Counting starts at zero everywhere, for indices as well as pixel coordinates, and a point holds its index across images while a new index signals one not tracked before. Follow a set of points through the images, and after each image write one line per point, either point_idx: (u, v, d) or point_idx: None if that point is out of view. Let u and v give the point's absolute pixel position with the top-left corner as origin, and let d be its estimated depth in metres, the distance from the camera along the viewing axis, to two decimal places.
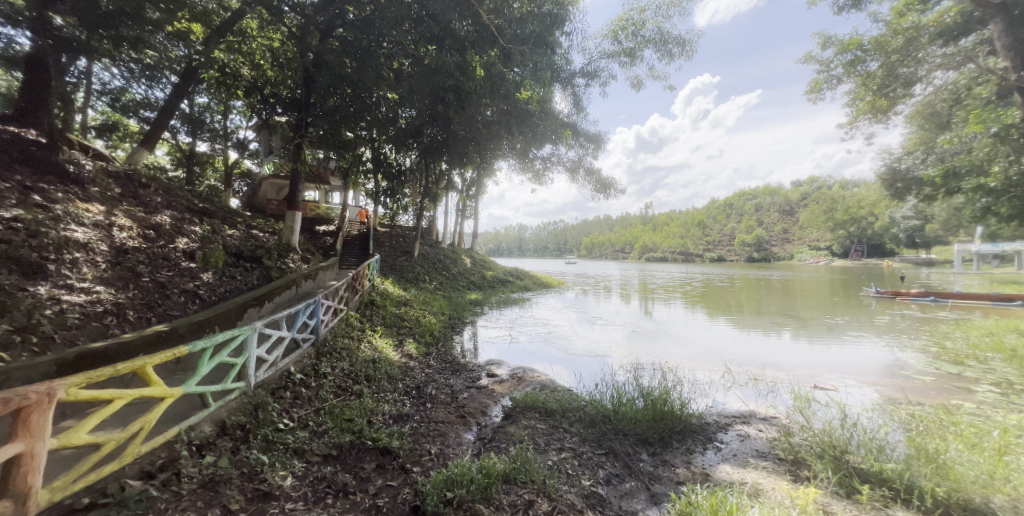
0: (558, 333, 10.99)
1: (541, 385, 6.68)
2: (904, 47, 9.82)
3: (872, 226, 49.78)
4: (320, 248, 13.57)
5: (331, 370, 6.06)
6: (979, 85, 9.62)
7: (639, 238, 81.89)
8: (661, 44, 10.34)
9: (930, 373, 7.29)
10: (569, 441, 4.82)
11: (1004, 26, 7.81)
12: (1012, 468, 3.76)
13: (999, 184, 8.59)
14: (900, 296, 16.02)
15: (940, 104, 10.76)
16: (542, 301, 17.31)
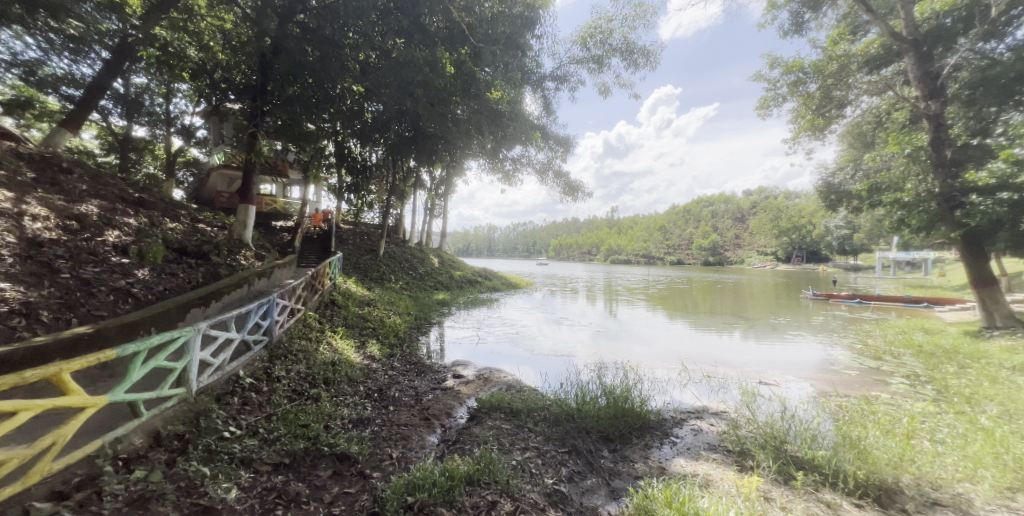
0: (524, 333, 11.19)
1: (507, 385, 6.83)
2: (838, 72, 11.23)
3: (810, 234, 53.19)
4: (277, 245, 13.19)
5: (287, 373, 5.96)
6: (898, 111, 11.11)
7: (605, 240, 83.86)
8: (627, 53, 10.72)
9: (855, 367, 8.01)
10: (533, 441, 4.99)
11: (916, 60, 9.80)
12: (917, 450, 4.28)
13: (912, 199, 9.55)
14: (832, 298, 17.36)
15: (866, 125, 12.09)
16: (510, 301, 17.50)
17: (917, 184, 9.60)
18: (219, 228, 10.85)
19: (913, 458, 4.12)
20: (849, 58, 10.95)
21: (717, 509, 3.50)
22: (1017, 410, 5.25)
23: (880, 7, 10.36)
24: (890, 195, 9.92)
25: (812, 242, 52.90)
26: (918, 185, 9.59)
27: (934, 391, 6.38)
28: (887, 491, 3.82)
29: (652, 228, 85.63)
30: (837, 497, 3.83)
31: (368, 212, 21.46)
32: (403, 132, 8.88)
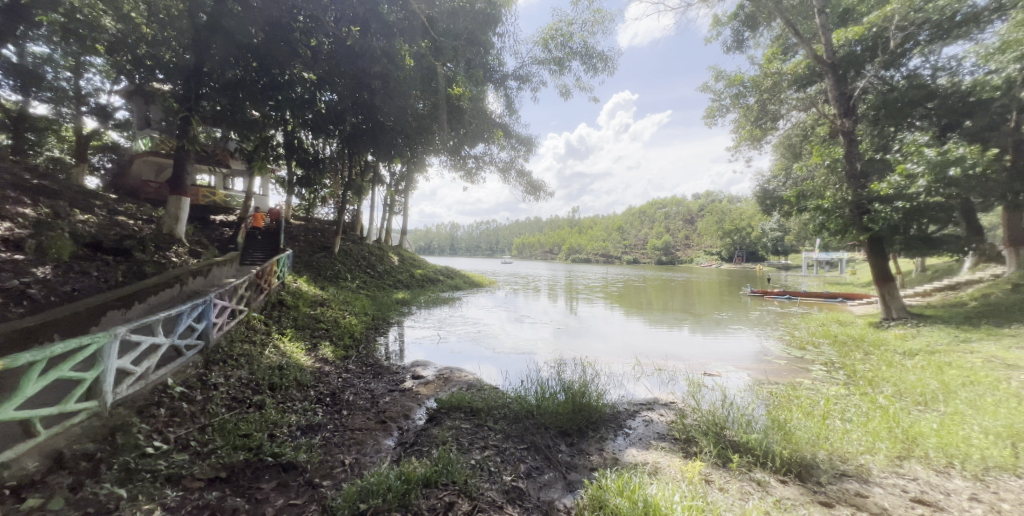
0: (487, 332, 11.31)
1: (467, 385, 6.91)
2: (771, 88, 12.15)
3: (749, 236, 56.86)
4: (216, 242, 12.57)
5: (226, 382, 5.74)
6: (820, 126, 12.33)
7: (567, 240, 85.48)
8: (587, 57, 11.04)
9: (784, 356, 8.78)
10: (492, 438, 5.12)
11: (833, 82, 10.41)
12: (831, 428, 4.81)
13: (831, 205, 10.49)
14: (766, 293, 18.71)
15: (795, 137, 13.41)
16: (472, 300, 17.46)
17: (836, 193, 10.55)
18: (143, 222, 10.22)
19: (829, 438, 4.59)
20: (779, 76, 11.81)
21: (664, 493, 3.68)
22: (907, 390, 6.07)
23: (807, 32, 11.40)
24: (812, 202, 10.87)
25: (755, 242, 56.41)
26: (837, 194, 10.54)
27: (842, 375, 7.22)
28: (808, 466, 4.21)
29: (611, 228, 88.06)
30: (767, 476, 4.13)
31: (321, 207, 20.76)
32: (358, 123, 8.69)
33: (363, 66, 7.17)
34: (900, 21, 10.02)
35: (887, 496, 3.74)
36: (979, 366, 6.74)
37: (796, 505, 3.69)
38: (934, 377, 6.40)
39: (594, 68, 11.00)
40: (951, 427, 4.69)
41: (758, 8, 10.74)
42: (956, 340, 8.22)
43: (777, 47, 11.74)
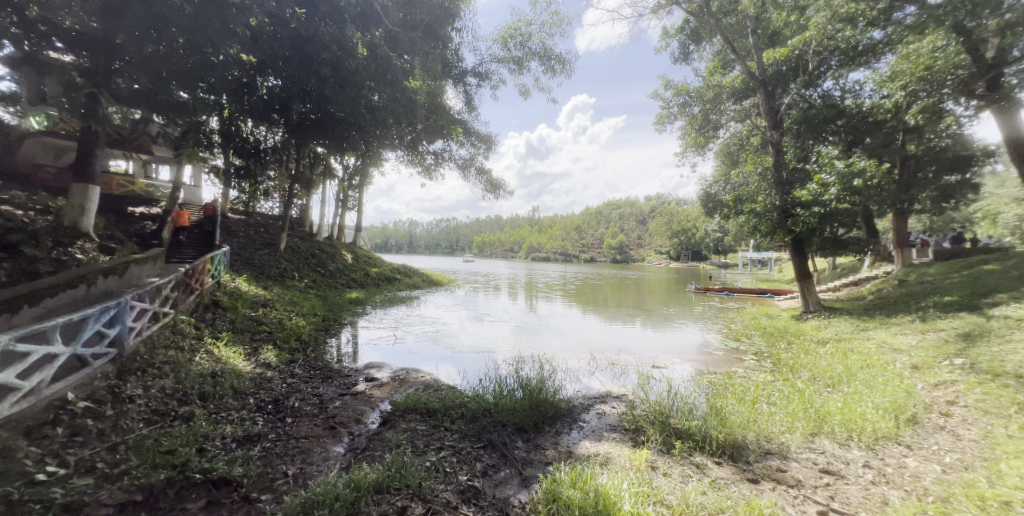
0: (445, 331, 11.29)
1: (424, 385, 6.88)
2: (713, 98, 13.34)
3: (692, 236, 59.66)
4: (134, 235, 11.69)
5: (146, 393, 5.24)
6: (753, 137, 13.39)
7: (526, 238, 86.31)
8: (546, 58, 11.28)
9: (723, 348, 9.44)
10: (449, 439, 4.99)
11: (765, 97, 11.31)
12: (759, 411, 5.33)
13: (762, 209, 11.33)
14: (708, 290, 19.89)
15: (733, 145, 14.67)
16: (431, 300, 17.09)
17: (766, 198, 11.41)
18: (42, 212, 9.36)
19: (758, 423, 4.99)
20: (720, 88, 13.01)
21: (614, 482, 3.74)
22: (819, 374, 6.77)
23: (742, 50, 12.30)
24: (745, 206, 11.70)
25: (701, 242, 59.57)
26: (768, 199, 11.41)
27: (768, 363, 7.90)
28: (740, 446, 4.61)
29: (569, 228, 89.86)
30: (704, 459, 4.40)
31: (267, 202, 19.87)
32: (307, 114, 7.90)
33: (311, 51, 6.79)
34: (816, 45, 11.19)
35: (802, 470, 4.14)
36: (874, 351, 7.68)
37: (728, 483, 3.96)
38: (840, 362, 7.19)
39: (552, 71, 11.28)
40: (853, 405, 5.32)
41: (700, 23, 11.44)
42: (860, 329, 9.23)
43: (717, 62, 12.56)
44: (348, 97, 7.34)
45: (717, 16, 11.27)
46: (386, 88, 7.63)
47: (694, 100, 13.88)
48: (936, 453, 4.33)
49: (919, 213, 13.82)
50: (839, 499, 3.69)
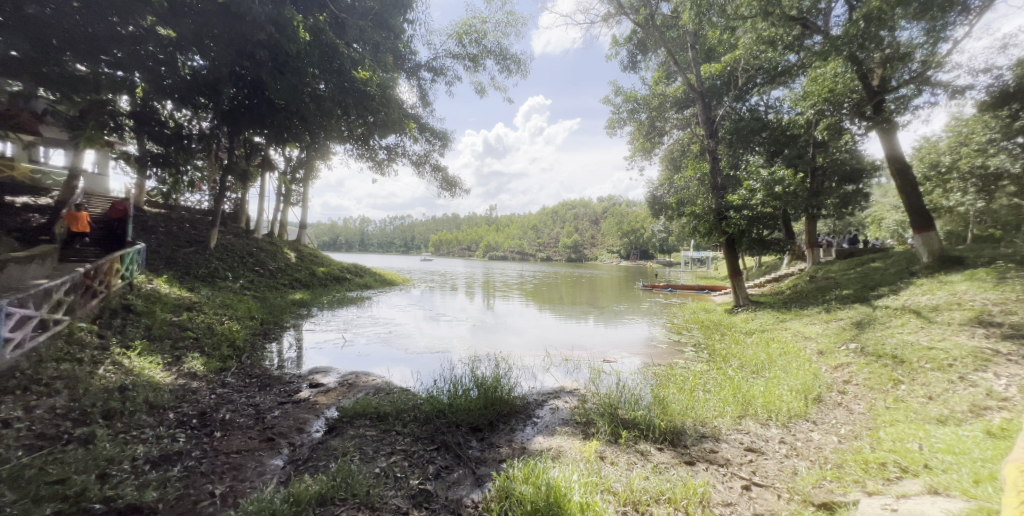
0: (399, 332, 11.12)
1: (374, 389, 6.65)
2: (658, 107, 14.08)
3: (641, 236, 62.06)
4: (20, 230, 10.32)
5: (29, 415, 4.53)
6: (692, 144, 14.34)
7: (483, 237, 86.06)
8: (501, 57, 11.38)
9: (667, 341, 10.00)
10: (400, 444, 4.87)
11: (703, 108, 12.01)
12: (697, 398, 5.77)
13: (701, 212, 12.07)
14: (654, 288, 20.81)
15: (676, 152, 15.60)
16: (384, 300, 16.81)
17: (705, 201, 12.12)
18: None
19: (694, 410, 5.36)
20: (664, 98, 13.70)
21: (564, 474, 3.80)
22: (747, 362, 7.36)
23: (683, 62, 13.12)
24: (686, 209, 12.38)
25: (648, 242, 62.09)
26: (707, 202, 12.11)
27: (705, 354, 8.47)
28: (681, 433, 4.95)
29: (525, 227, 90.76)
30: (647, 446, 4.67)
31: (195, 195, 18.47)
32: (240, 100, 7.83)
33: (243, 32, 6.39)
34: (745, 64, 12.18)
35: (732, 451, 4.52)
36: (789, 339, 8.49)
37: (669, 467, 4.23)
38: (763, 351, 7.88)
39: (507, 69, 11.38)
40: (774, 388, 5.89)
41: (646, 34, 12.05)
42: (780, 320, 10.10)
43: (662, 72, 13.30)
44: (289, 85, 6.97)
45: (661, 28, 11.86)
46: (333, 76, 7.32)
47: (642, 107, 14.51)
48: (834, 426, 4.92)
49: (829, 216, 15.49)
50: (759, 474, 4.07)
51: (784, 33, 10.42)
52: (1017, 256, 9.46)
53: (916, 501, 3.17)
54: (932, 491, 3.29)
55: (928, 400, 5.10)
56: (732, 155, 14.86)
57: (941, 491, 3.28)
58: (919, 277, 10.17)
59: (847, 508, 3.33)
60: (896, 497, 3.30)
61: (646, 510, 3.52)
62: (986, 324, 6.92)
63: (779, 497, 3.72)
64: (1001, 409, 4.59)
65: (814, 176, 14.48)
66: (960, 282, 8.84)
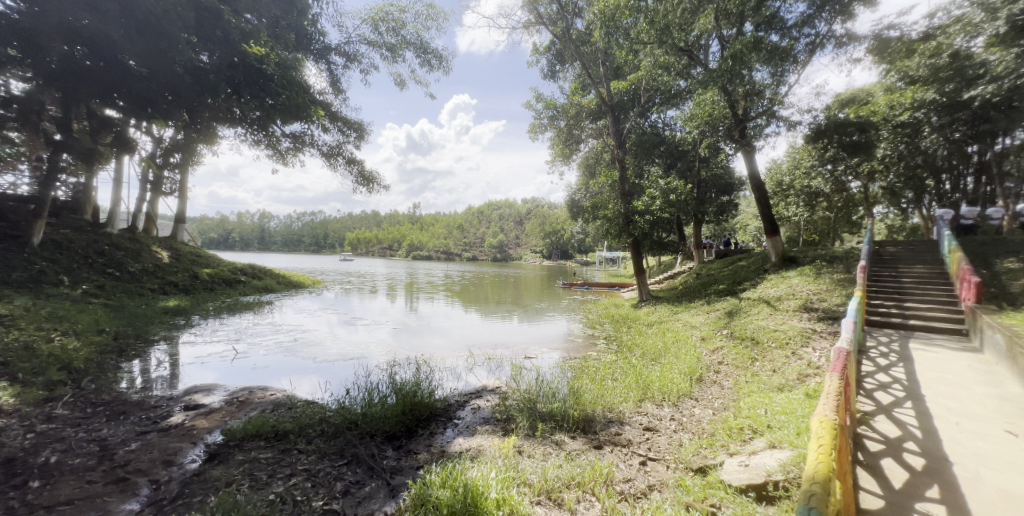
0: (306, 340, 10.40)
1: (272, 405, 6.10)
2: (575, 116, 14.85)
3: (561, 238, 64.64)
4: None
5: None
6: (605, 153, 15.42)
7: (406, 236, 83.36)
8: (422, 50, 11.23)
9: (582, 336, 10.63)
10: (302, 463, 4.55)
11: (613, 121, 12.94)
12: (606, 386, 6.28)
13: (613, 215, 12.97)
14: (572, 285, 21.93)
15: (592, 159, 16.67)
16: (293, 304, 15.79)
17: (615, 206, 13.07)
18: None
19: (603, 397, 5.83)
20: (580, 108, 14.51)
21: (482, 474, 3.91)
22: (649, 350, 8.12)
23: (596, 76, 14.06)
24: (600, 212, 13.25)
25: (567, 242, 64.65)
26: (616, 207, 13.03)
27: (614, 345, 9.19)
28: (595, 419, 5.35)
29: (450, 227, 89.69)
30: (562, 436, 4.98)
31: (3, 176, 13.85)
32: (78, 60, 6.51)
33: None
34: (646, 84, 13.47)
35: (632, 431, 5.01)
36: (680, 328, 9.53)
37: (579, 453, 4.57)
38: (660, 339, 8.78)
39: (427, 63, 11.22)
40: (671, 372, 6.60)
41: (564, 46, 12.69)
42: (674, 312, 11.19)
43: (578, 84, 14.11)
44: (155, 48, 6.41)
45: (576, 43, 12.63)
46: (215, 46, 7.06)
47: (561, 115, 15.18)
48: (711, 401, 5.67)
49: (713, 221, 17.59)
50: (653, 450, 4.57)
51: (676, 61, 11.72)
52: (829, 256, 11.96)
53: (762, 457, 3.75)
54: (774, 446, 3.94)
55: (773, 372, 6.11)
56: (637, 166, 16.03)
57: (779, 445, 3.94)
58: (769, 272, 12.15)
59: (716, 471, 3.88)
60: (748, 454, 3.92)
61: (558, 497, 3.78)
62: (808, 308, 8.53)
63: (668, 467, 4.23)
64: (817, 374, 5.67)
65: (700, 187, 16.37)
66: (793, 277, 10.78)
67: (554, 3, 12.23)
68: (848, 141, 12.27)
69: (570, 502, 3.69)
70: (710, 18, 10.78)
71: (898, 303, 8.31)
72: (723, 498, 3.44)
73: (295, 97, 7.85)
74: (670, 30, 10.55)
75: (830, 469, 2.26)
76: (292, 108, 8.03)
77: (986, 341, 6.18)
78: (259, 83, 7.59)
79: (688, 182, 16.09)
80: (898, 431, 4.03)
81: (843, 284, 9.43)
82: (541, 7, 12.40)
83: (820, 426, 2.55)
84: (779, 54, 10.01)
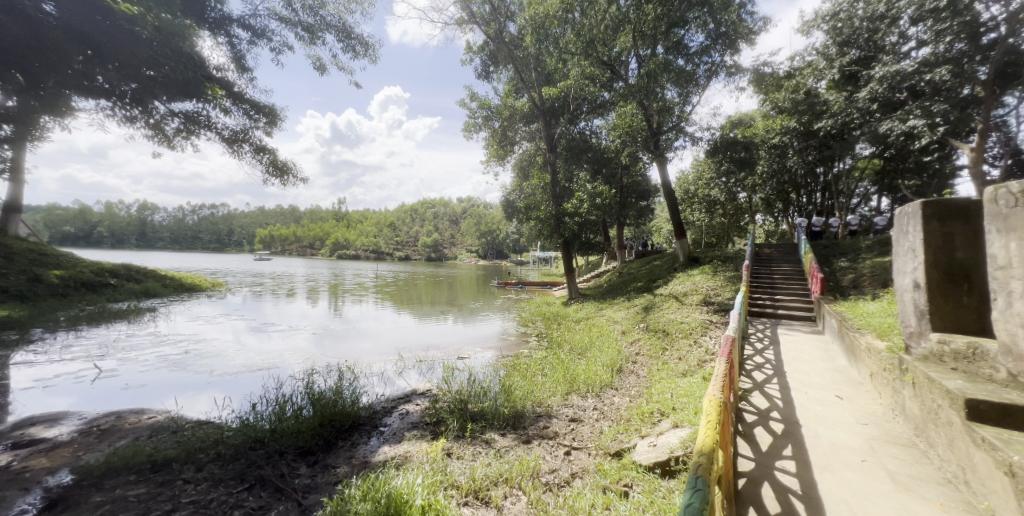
0: (201, 352, 9.45)
1: (150, 431, 5.48)
2: (509, 118, 15.05)
3: (496, 238, 64.95)
4: None
5: None
6: (538, 156, 15.88)
7: (332, 233, 78.85)
8: (345, 34, 10.64)
9: (514, 334, 10.89)
10: (189, 494, 4.13)
11: (546, 127, 13.35)
12: (536, 381, 6.55)
13: (546, 216, 13.39)
14: (506, 285, 22.14)
15: (525, 162, 17.10)
16: (186, 311, 14.26)
17: (547, 207, 13.54)
18: None
19: (533, 393, 6.04)
20: (514, 111, 14.79)
21: (408, 482, 3.86)
22: (576, 345, 8.52)
23: (529, 80, 14.39)
24: (533, 213, 13.63)
25: (503, 242, 65.38)
26: (549, 208, 13.50)
27: (545, 342, 9.52)
28: (524, 415, 5.54)
29: (381, 226, 86.31)
30: (492, 434, 5.09)
31: None
32: None
33: None
34: (574, 93, 14.16)
35: (559, 424, 5.25)
36: (604, 323, 10.12)
37: (508, 450, 4.70)
38: (586, 335, 9.25)
39: (351, 48, 10.64)
40: (593, 365, 6.99)
41: (498, 48, 12.87)
42: (599, 309, 11.83)
43: (513, 87, 14.37)
44: None
45: (509, 46, 12.90)
46: None
47: (495, 116, 15.29)
48: (630, 389, 6.09)
49: (633, 224, 18.79)
50: (577, 439, 4.83)
51: (602, 74, 12.42)
52: (727, 256, 13.35)
53: (666, 437, 4.12)
54: (677, 425, 4.35)
55: (679, 360, 6.71)
56: (567, 170, 16.65)
57: (682, 424, 4.36)
58: (679, 271, 13.24)
59: (630, 453, 4.20)
60: (657, 435, 4.30)
61: (485, 495, 3.88)
62: (707, 303, 9.45)
63: (589, 454, 4.50)
64: (714, 360, 6.33)
65: (623, 192, 17.46)
66: (696, 275, 11.91)
67: (486, 4, 12.35)
68: (737, 157, 13.70)
69: (496, 499, 3.80)
70: (629, 37, 11.62)
71: (771, 296, 9.50)
72: (634, 478, 3.77)
73: (184, 70, 7.07)
74: (595, 44, 11.24)
75: (715, 441, 2.55)
76: (178, 81, 7.13)
77: (827, 325, 7.36)
78: (132, 47, 6.48)
79: (612, 187, 17.02)
80: (768, 403, 4.65)
81: (735, 281, 10.59)
82: (473, 6, 12.44)
83: (708, 404, 2.89)
84: (685, 76, 11.23)
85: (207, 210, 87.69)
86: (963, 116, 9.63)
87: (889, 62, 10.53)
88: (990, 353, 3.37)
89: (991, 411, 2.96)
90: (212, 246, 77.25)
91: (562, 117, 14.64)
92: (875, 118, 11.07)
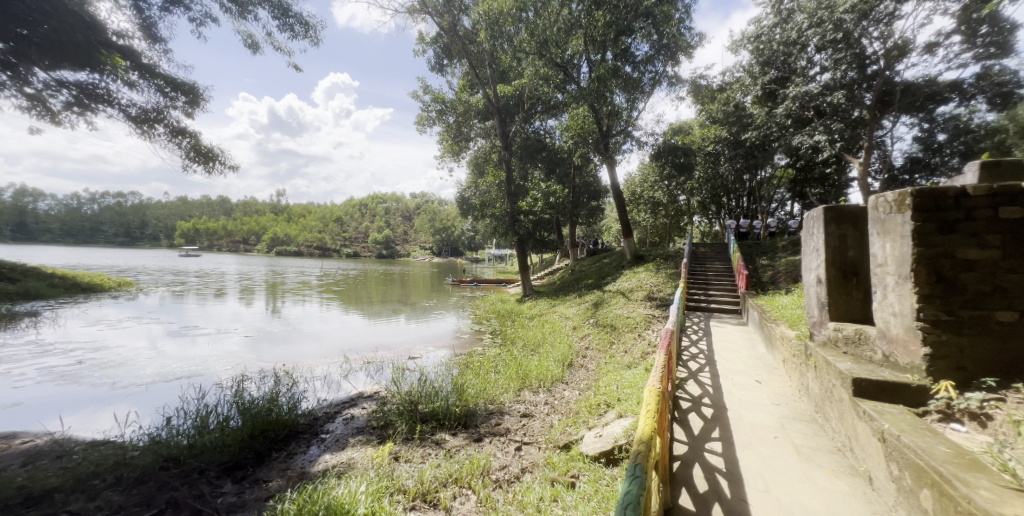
0: (99, 362, 8.63)
1: (26, 459, 4.93)
2: (464, 113, 14.94)
3: (451, 234, 64.19)
4: None
5: None
6: (494, 153, 15.89)
7: (274, 227, 74.30)
8: (284, 12, 10.08)
9: (469, 332, 10.87)
10: None
11: (500, 125, 13.33)
12: (491, 378, 6.62)
13: (502, 213, 13.42)
14: (461, 283, 22.05)
15: (481, 158, 17.04)
16: (79, 316, 12.83)
17: (502, 205, 13.55)
18: None
19: (486, 391, 6.09)
20: (468, 106, 14.69)
21: (349, 491, 3.74)
22: (529, 341, 8.66)
23: (484, 77, 14.34)
24: (488, 210, 13.61)
25: (458, 238, 64.80)
26: (503, 206, 13.54)
27: (497, 339, 9.59)
28: (474, 414, 5.56)
29: (329, 221, 82.50)
30: (442, 435, 5.08)
31: None
32: None
33: None
34: (529, 91, 14.28)
35: (511, 420, 5.33)
36: (557, 319, 10.35)
37: (458, 449, 4.71)
38: (538, 331, 9.42)
39: (288, 26, 10.11)
40: (545, 361, 7.13)
41: (451, 41, 12.71)
42: (552, 305, 12.07)
43: (468, 81, 14.14)
44: None
45: (463, 39, 12.75)
46: None
47: (449, 110, 15.12)
48: (578, 383, 6.28)
49: (586, 223, 19.26)
50: (528, 434, 4.93)
51: (556, 74, 12.56)
52: (670, 254, 14.02)
53: (611, 427, 4.30)
54: (621, 415, 4.54)
55: (625, 353, 6.99)
56: (522, 168, 16.78)
57: (625, 414, 4.56)
58: (626, 268, 13.74)
59: (576, 446, 4.34)
60: (603, 426, 4.47)
61: (433, 497, 3.87)
62: (651, 298, 9.89)
63: (538, 448, 4.60)
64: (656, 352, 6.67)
65: (575, 192, 17.83)
66: (642, 272, 12.43)
67: None
68: (678, 162, 14.39)
69: (445, 500, 3.79)
70: (580, 40, 11.88)
71: (706, 291, 10.10)
72: (581, 468, 3.91)
73: (68, 34, 6.43)
74: (548, 44, 11.44)
75: (653, 429, 2.70)
76: (60, 46, 6.50)
77: (750, 317, 7.92)
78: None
79: (565, 186, 17.34)
80: (700, 390, 4.97)
81: (676, 277, 11.15)
82: None
83: (648, 394, 3.05)
84: (632, 82, 11.66)
85: (129, 200, 79.81)
86: (855, 133, 10.80)
87: (800, 83, 11.23)
88: (870, 337, 3.78)
89: (869, 388, 3.36)
90: (120, 238, 65.91)
91: (517, 115, 14.75)
92: (789, 131, 12.13)
